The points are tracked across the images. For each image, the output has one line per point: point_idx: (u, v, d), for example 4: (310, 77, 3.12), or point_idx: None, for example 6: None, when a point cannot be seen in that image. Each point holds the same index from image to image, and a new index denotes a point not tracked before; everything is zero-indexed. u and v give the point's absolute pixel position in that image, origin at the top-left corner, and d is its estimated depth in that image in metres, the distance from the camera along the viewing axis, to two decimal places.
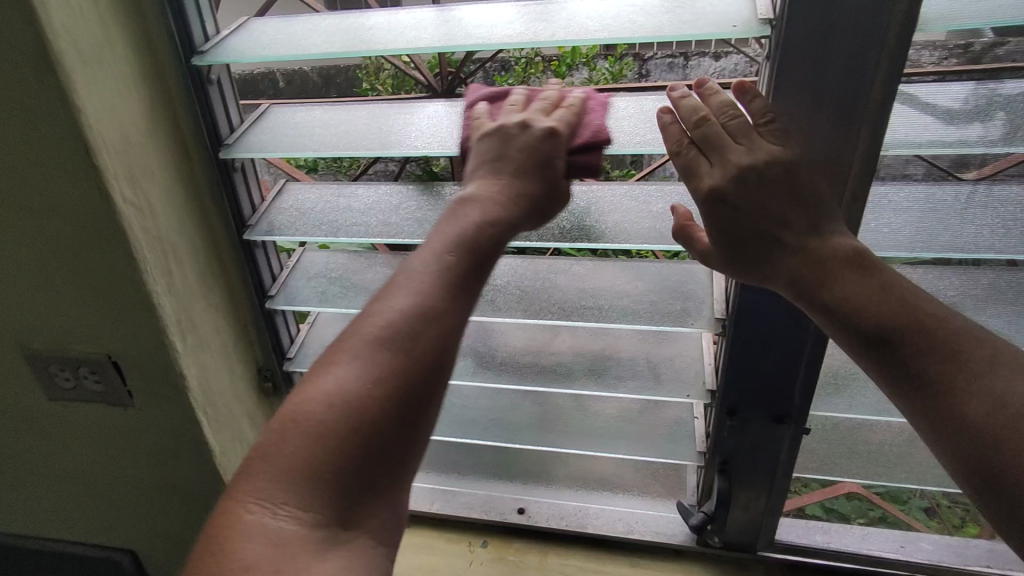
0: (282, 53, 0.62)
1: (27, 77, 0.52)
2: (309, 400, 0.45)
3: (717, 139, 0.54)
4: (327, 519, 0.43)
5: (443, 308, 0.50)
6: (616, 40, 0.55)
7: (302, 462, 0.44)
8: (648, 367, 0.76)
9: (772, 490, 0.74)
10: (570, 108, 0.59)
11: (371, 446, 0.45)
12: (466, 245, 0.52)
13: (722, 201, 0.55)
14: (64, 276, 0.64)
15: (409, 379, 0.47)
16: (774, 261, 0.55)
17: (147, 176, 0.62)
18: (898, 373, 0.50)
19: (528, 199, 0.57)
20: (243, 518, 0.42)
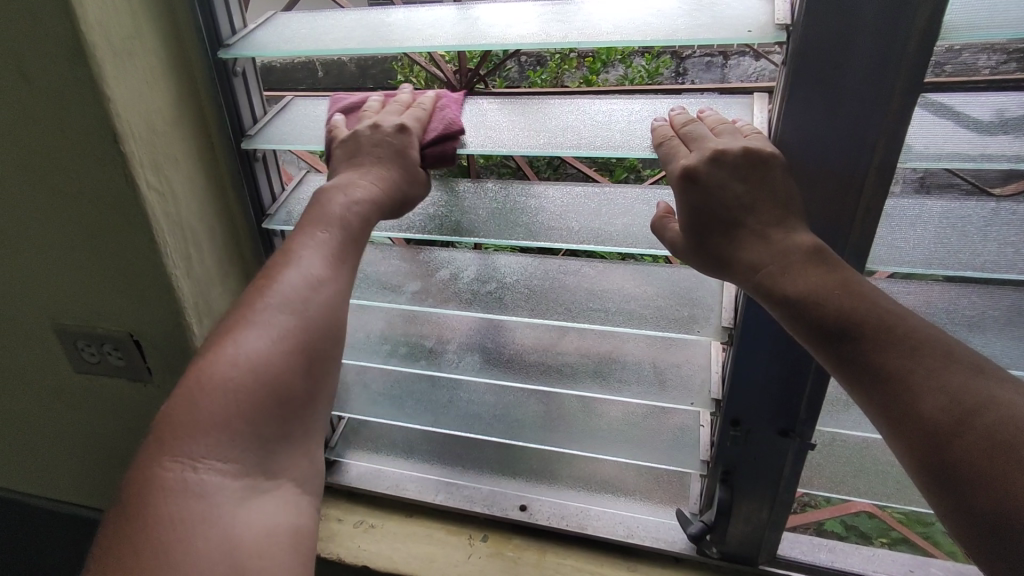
0: (305, 47, 0.64)
1: (60, 65, 0.55)
2: (217, 364, 0.51)
3: (699, 133, 0.57)
4: (247, 468, 0.50)
5: (332, 276, 0.58)
6: (629, 43, 0.54)
7: (218, 426, 0.49)
8: (654, 373, 0.75)
9: (775, 503, 0.73)
10: (419, 107, 0.66)
11: (279, 397, 0.53)
12: (348, 227, 0.60)
13: (694, 180, 0.55)
14: (90, 255, 0.67)
15: (310, 340, 0.56)
16: (739, 253, 0.55)
17: (172, 163, 0.65)
18: (857, 374, 0.49)
19: (394, 185, 0.62)
20: (163, 476, 0.46)
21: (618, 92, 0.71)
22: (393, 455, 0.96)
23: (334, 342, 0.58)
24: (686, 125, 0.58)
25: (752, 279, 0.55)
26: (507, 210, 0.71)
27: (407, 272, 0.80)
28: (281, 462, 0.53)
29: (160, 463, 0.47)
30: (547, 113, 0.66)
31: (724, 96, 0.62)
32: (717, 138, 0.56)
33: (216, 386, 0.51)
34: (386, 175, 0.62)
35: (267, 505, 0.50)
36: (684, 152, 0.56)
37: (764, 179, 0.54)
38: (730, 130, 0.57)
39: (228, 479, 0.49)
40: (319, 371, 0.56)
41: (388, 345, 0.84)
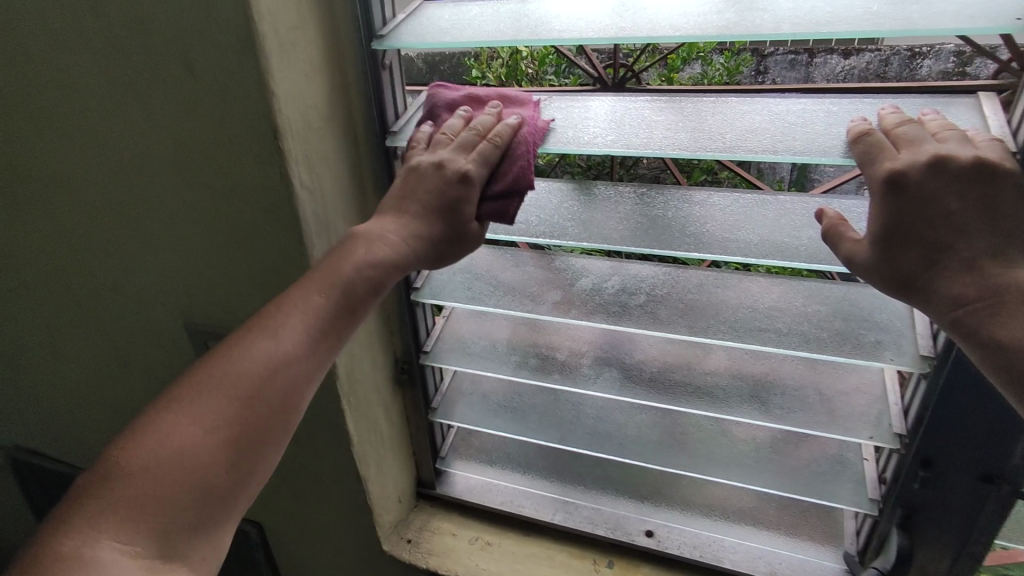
0: (465, 39, 0.59)
1: (229, 58, 0.52)
2: (155, 437, 0.48)
3: (918, 136, 0.49)
4: (153, 551, 0.45)
5: (304, 353, 0.54)
6: (856, 34, 0.47)
7: (149, 497, 0.46)
8: (820, 400, 0.68)
9: (961, 555, 0.66)
10: (494, 141, 0.59)
11: (211, 484, 0.49)
12: (340, 299, 0.55)
13: (900, 187, 0.48)
14: (234, 257, 0.65)
15: (252, 421, 0.51)
16: (939, 282, 0.48)
17: (323, 162, 0.62)
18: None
19: (428, 240, 0.58)
20: (79, 549, 0.43)
21: (792, 90, 0.64)
22: (507, 470, 0.91)
23: (282, 423, 0.53)
24: (899, 126, 0.50)
25: (950, 314, 0.47)
26: (666, 218, 0.65)
27: (543, 280, 0.75)
28: (187, 547, 0.47)
29: (91, 531, 0.44)
30: (722, 113, 0.59)
31: (942, 98, 0.54)
32: (940, 143, 0.48)
33: (161, 458, 0.48)
34: (411, 228, 0.58)
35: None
36: (892, 151, 0.49)
37: (991, 203, 0.46)
38: (959, 136, 0.48)
39: (130, 561, 0.44)
40: (254, 452, 0.51)
41: (517, 356, 0.80)
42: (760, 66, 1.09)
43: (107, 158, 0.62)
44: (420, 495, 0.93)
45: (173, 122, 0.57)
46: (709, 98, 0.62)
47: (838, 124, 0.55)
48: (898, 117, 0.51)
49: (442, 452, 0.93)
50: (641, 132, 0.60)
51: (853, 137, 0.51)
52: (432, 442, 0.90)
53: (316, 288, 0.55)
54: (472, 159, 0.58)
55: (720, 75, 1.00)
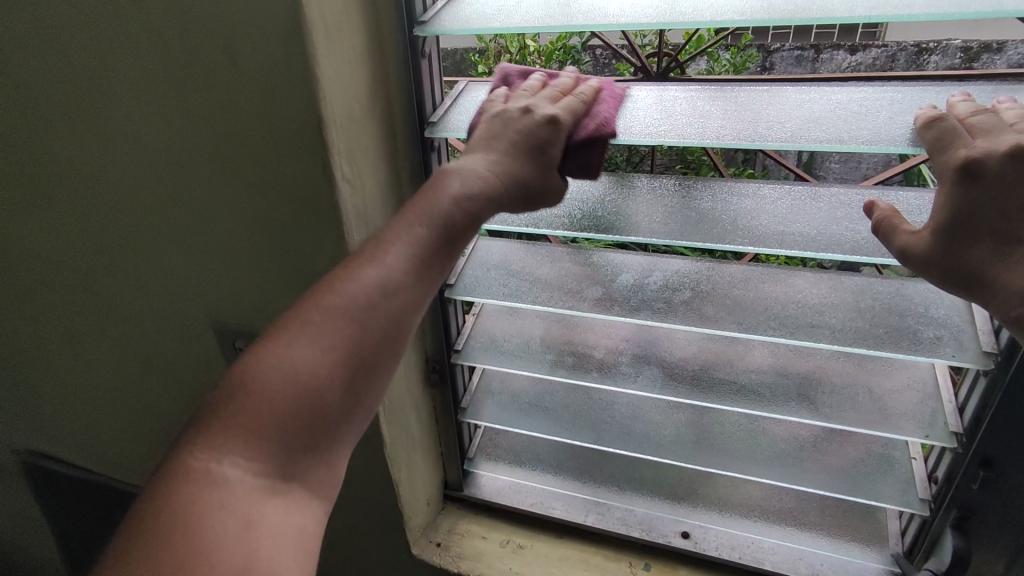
0: (511, 24, 0.56)
1: (273, 44, 0.50)
2: (269, 364, 0.47)
3: (992, 124, 0.48)
4: (271, 468, 0.45)
5: (406, 286, 0.51)
6: (934, 17, 0.45)
7: (259, 419, 0.45)
8: (871, 398, 0.67)
9: (1018, 557, 0.64)
10: (580, 95, 0.58)
11: (318, 410, 0.47)
12: (438, 232, 0.52)
13: (976, 176, 0.46)
14: (269, 252, 0.62)
15: (365, 351, 0.50)
16: (1007, 277, 0.46)
17: (364, 154, 0.59)
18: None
19: (513, 181, 0.54)
20: (197, 461, 0.43)
21: (845, 78, 0.62)
22: (537, 471, 0.89)
23: (389, 355, 0.51)
24: (973, 114, 0.49)
25: (1015, 311, 0.45)
26: (715, 212, 0.63)
27: (580, 277, 0.73)
28: (306, 471, 0.47)
29: (203, 445, 0.44)
30: (779, 102, 0.57)
31: (1011, 86, 0.52)
32: (1019, 131, 0.47)
33: (269, 382, 0.46)
34: (500, 166, 0.54)
35: (286, 505, 0.45)
36: (966, 138, 0.48)
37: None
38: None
39: (249, 475, 0.44)
40: (363, 385, 0.50)
41: (552, 354, 0.78)
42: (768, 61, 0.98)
43: (138, 151, 0.59)
44: (448, 497, 0.91)
45: (211, 113, 0.55)
46: (763, 87, 0.60)
47: (903, 112, 0.53)
48: (963, 103, 0.50)
49: (470, 453, 0.91)
50: (694, 122, 0.58)
51: (924, 124, 0.49)
52: (461, 443, 0.88)
53: (416, 220, 0.52)
54: (560, 107, 0.56)
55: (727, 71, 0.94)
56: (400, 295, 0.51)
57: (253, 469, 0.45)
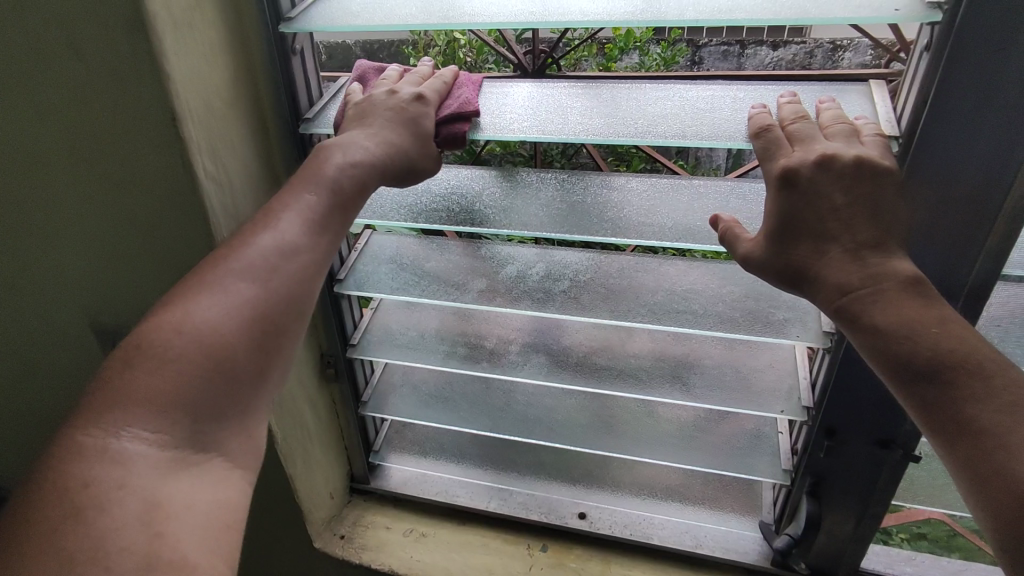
0: (373, 23, 0.57)
1: (117, 39, 0.49)
2: (168, 337, 0.46)
3: (807, 133, 0.51)
4: (179, 441, 0.44)
5: (307, 247, 0.52)
6: (754, 22, 0.49)
7: (158, 385, 0.44)
8: (737, 377, 0.71)
9: (863, 516, 0.71)
10: (441, 79, 0.62)
11: (222, 369, 0.47)
12: (338, 196, 0.54)
13: (793, 184, 0.50)
14: (138, 251, 0.61)
15: (268, 313, 0.49)
16: (826, 271, 0.49)
17: (230, 149, 0.59)
18: (941, 421, 0.45)
19: (397, 151, 0.57)
20: (86, 443, 0.42)
21: (706, 78, 0.66)
22: (441, 459, 0.91)
23: (294, 318, 0.51)
24: (794, 121, 0.52)
25: (836, 302, 0.49)
26: (585, 204, 0.66)
27: (467, 269, 0.75)
28: (217, 438, 0.46)
29: (90, 427, 0.42)
30: (636, 98, 0.60)
31: (837, 85, 0.57)
32: (829, 139, 0.50)
33: (167, 350, 0.45)
34: (383, 138, 0.56)
35: (196, 480, 0.44)
36: (788, 146, 0.51)
37: (870, 199, 0.49)
38: (846, 131, 0.50)
39: (153, 450, 0.43)
40: (273, 346, 0.50)
41: (446, 345, 0.79)
42: (695, 57, 0.97)
43: None
44: (355, 490, 0.92)
45: (60, 106, 0.54)
46: (624, 84, 0.62)
47: (743, 110, 0.57)
48: (790, 106, 0.53)
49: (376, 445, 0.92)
50: (559, 119, 0.60)
51: (753, 130, 0.52)
52: (364, 436, 0.88)
53: (309, 186, 0.53)
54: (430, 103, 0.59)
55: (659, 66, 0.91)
56: (294, 259, 0.51)
57: (157, 439, 0.43)
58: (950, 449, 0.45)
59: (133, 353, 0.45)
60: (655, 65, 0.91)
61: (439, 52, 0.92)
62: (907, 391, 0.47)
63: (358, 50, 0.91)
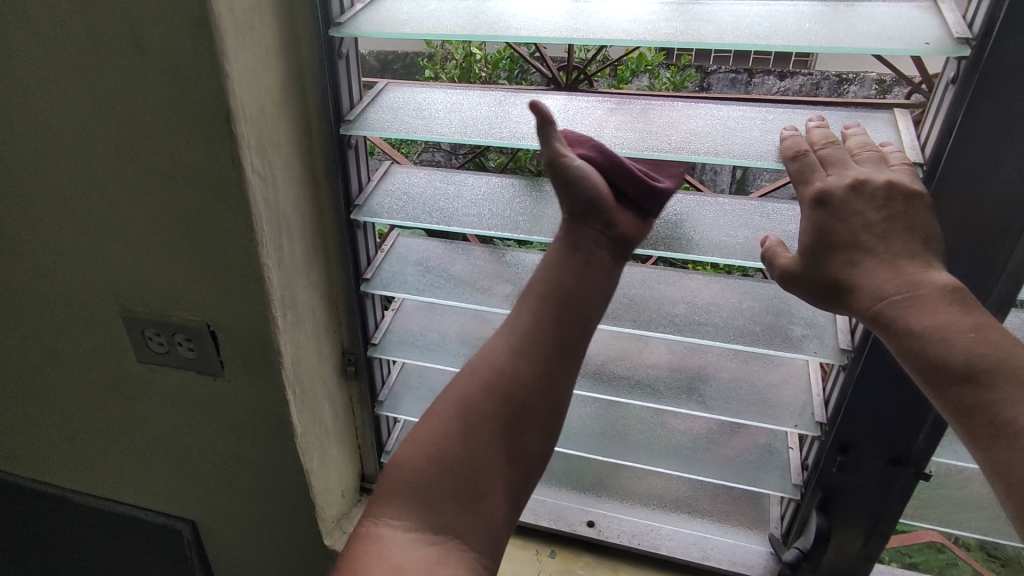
0: (421, 31, 0.59)
1: (181, 34, 0.51)
2: (415, 445, 0.60)
3: (838, 158, 0.53)
4: (437, 527, 0.57)
5: (521, 360, 0.61)
6: (790, 49, 0.51)
7: (423, 486, 0.58)
8: (751, 391, 0.73)
9: (871, 534, 0.72)
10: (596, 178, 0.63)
11: (471, 473, 0.58)
12: (543, 302, 0.63)
13: (824, 207, 0.53)
14: (178, 240, 0.63)
15: (501, 418, 0.60)
16: (863, 281, 0.53)
17: (275, 147, 0.61)
18: (974, 422, 0.48)
19: (572, 262, 0.63)
20: (364, 530, 0.57)
21: (733, 99, 0.68)
22: None
23: (537, 414, 0.61)
24: (826, 145, 0.54)
25: (872, 309, 0.52)
26: None
27: (492, 274, 0.77)
28: (464, 522, 0.57)
29: (368, 519, 0.57)
30: (671, 115, 0.62)
31: (863, 112, 0.59)
32: (858, 164, 0.53)
33: (414, 458, 0.59)
34: (548, 256, 0.64)
35: (458, 555, 0.56)
36: (821, 171, 0.53)
37: (904, 213, 0.51)
38: (872, 158, 0.53)
39: (405, 537, 0.56)
40: (516, 443, 0.61)
41: (466, 349, 0.81)
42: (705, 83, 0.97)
43: (41, 131, 0.59)
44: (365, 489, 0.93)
45: (116, 99, 0.55)
46: (657, 101, 0.65)
47: (772, 131, 0.59)
48: (819, 129, 0.56)
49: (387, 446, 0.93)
50: (595, 132, 0.63)
51: (784, 154, 0.54)
52: (379, 436, 0.90)
53: (525, 299, 0.64)
54: (544, 152, 0.58)
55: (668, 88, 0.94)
56: (524, 371, 0.61)
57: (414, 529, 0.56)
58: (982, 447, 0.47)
59: (398, 467, 0.59)
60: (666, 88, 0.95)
61: (456, 65, 0.94)
62: (942, 392, 0.49)
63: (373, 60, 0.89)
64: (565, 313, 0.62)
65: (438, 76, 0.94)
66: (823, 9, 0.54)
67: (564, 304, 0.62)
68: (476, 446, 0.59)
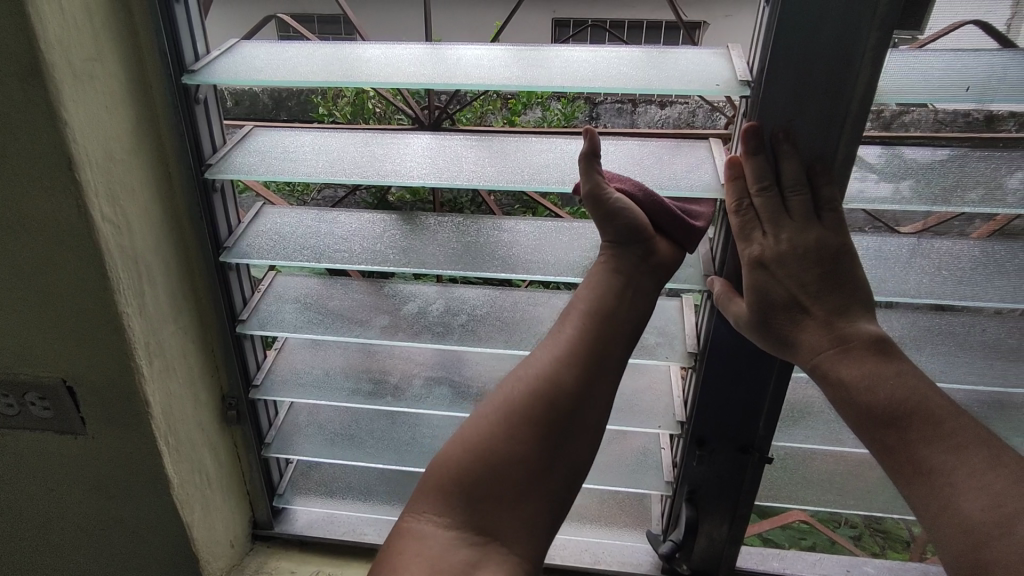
0: (272, 79, 0.61)
1: (13, 85, 0.51)
2: (457, 439, 0.62)
3: (773, 213, 0.58)
4: (466, 524, 0.59)
5: (567, 358, 0.63)
6: (610, 90, 0.58)
7: (459, 481, 0.60)
8: (621, 399, 0.79)
9: (733, 518, 0.80)
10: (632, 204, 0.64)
11: (501, 470, 0.60)
12: (593, 302, 0.65)
13: (763, 264, 0.60)
14: (23, 294, 0.60)
15: (546, 419, 0.62)
16: (803, 335, 0.61)
17: (128, 193, 0.60)
18: (897, 459, 0.57)
19: (621, 276, 0.64)
20: (404, 523, 0.60)
21: (586, 134, 0.75)
22: (349, 499, 0.92)
23: (581, 412, 0.63)
24: (761, 194, 0.58)
25: (813, 360, 0.61)
26: (479, 244, 0.73)
27: (371, 306, 0.78)
28: (494, 519, 0.59)
29: (408, 512, 0.61)
30: (525, 151, 0.68)
31: (686, 143, 0.67)
32: (792, 217, 0.58)
33: (448, 456, 0.62)
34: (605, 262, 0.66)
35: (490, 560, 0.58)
36: (763, 230, 0.59)
37: (830, 269, 0.60)
38: (802, 207, 0.58)
39: (444, 531, 0.59)
40: (556, 444, 0.62)
41: (350, 383, 0.82)
42: (594, 114, 0.85)
43: None
44: (257, 536, 0.90)
45: None
46: (513, 138, 0.70)
47: (610, 162, 0.66)
48: (752, 164, 0.58)
49: (280, 489, 0.91)
50: (455, 169, 0.67)
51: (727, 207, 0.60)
52: (269, 480, 0.88)
53: (577, 300, 0.66)
54: (587, 185, 0.60)
55: (560, 121, 0.85)
56: (568, 381, 0.63)
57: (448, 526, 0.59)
58: (907, 480, 0.56)
59: (436, 463, 0.62)
60: (559, 121, 0.86)
61: (347, 102, 0.89)
62: (873, 433, 0.59)
63: (265, 98, 0.87)
64: (602, 328, 0.64)
65: (332, 114, 0.88)
66: (641, 56, 0.62)
67: (601, 319, 0.64)
68: (510, 446, 0.61)
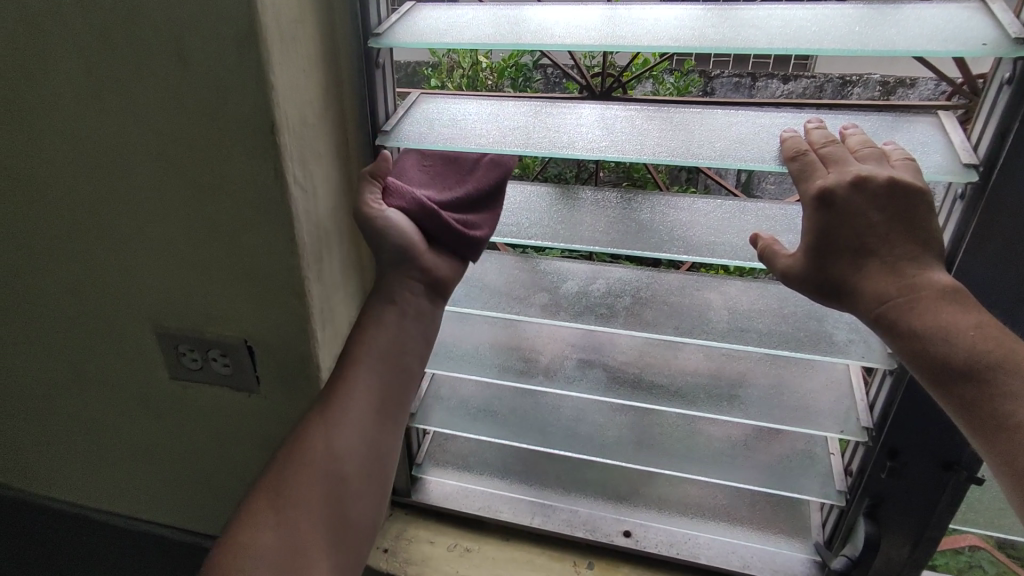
0: (459, 41, 0.58)
1: (227, 49, 0.51)
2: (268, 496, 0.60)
3: (839, 157, 0.53)
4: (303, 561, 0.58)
5: (357, 379, 0.63)
6: (842, 52, 0.51)
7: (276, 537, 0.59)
8: (793, 398, 0.72)
9: (918, 541, 0.72)
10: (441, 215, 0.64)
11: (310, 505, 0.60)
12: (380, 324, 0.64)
13: (829, 201, 0.51)
14: (216, 255, 0.62)
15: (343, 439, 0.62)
16: (865, 283, 0.51)
17: (315, 159, 0.60)
18: (975, 418, 0.47)
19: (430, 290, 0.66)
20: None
21: (772, 104, 0.67)
22: (484, 475, 0.92)
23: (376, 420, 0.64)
24: (826, 144, 0.54)
25: (875, 311, 0.50)
26: (652, 223, 0.68)
27: (527, 284, 0.76)
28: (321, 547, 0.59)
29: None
30: (709, 124, 0.61)
31: (904, 117, 0.58)
32: (860, 160, 0.52)
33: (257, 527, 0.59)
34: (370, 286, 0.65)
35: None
36: (823, 167, 0.52)
37: (909, 217, 0.51)
38: (874, 155, 0.52)
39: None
40: (357, 454, 0.63)
41: (499, 361, 0.80)
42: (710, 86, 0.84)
43: (83, 148, 0.59)
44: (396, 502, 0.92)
45: (158, 112, 0.55)
46: (694, 108, 0.63)
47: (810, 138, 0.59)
48: (818, 133, 0.55)
49: (418, 459, 0.91)
50: (639, 142, 0.61)
51: (786, 153, 0.54)
52: (412, 449, 0.89)
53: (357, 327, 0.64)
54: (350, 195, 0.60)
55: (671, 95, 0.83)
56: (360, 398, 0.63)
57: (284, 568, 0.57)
58: (982, 437, 0.47)
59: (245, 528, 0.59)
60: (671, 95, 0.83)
61: (462, 74, 0.82)
62: (947, 389, 0.48)
63: None
64: (390, 340, 0.64)
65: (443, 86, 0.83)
66: (867, 12, 0.54)
67: (382, 332, 0.64)
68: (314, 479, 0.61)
